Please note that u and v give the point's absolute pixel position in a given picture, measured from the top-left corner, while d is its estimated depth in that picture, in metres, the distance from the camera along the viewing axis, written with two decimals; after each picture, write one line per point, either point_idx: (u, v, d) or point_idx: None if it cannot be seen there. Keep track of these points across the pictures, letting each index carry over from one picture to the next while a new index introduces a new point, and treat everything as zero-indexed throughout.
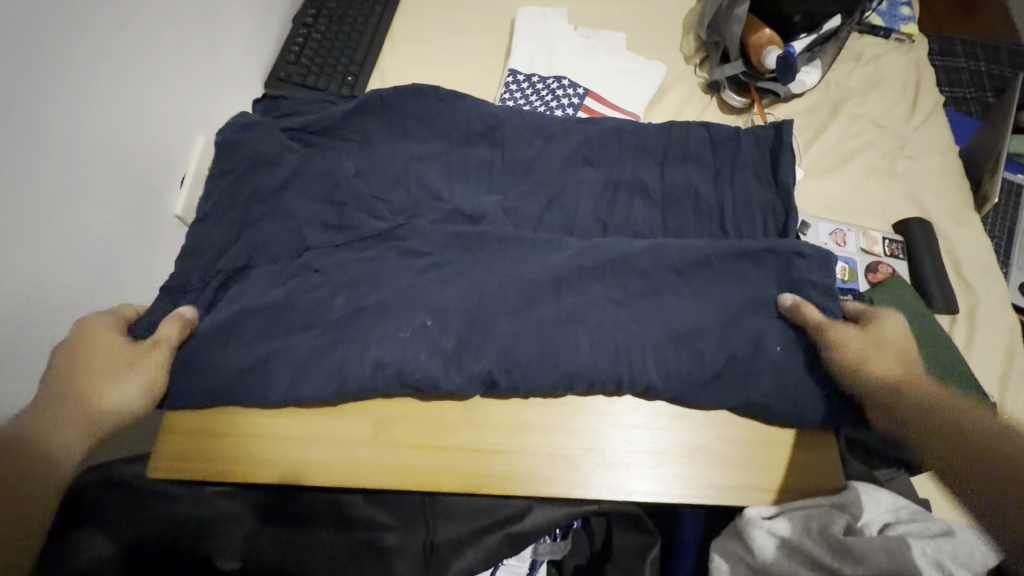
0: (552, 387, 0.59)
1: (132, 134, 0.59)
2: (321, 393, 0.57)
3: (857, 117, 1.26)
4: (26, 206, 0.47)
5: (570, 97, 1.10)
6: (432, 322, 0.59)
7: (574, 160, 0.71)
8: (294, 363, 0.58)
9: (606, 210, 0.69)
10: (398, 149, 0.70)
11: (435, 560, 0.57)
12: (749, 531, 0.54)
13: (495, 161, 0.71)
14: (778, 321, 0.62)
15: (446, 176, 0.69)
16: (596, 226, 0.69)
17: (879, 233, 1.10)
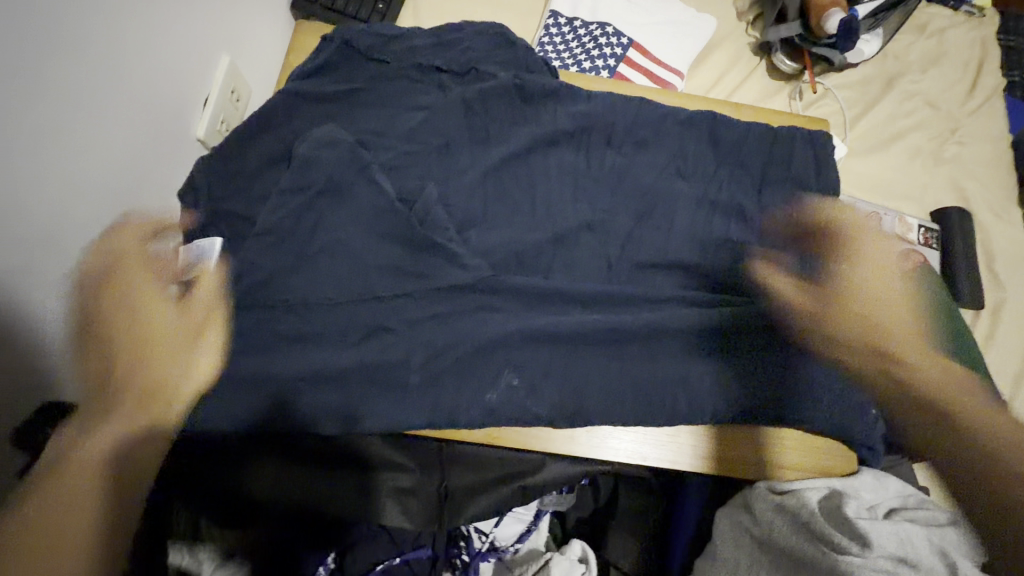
0: (579, 351, 0.57)
1: (155, 45, 0.55)
2: (344, 335, 0.56)
3: (911, 95, 1.19)
4: (48, 117, 0.44)
5: (613, 46, 1.03)
6: (462, 272, 0.58)
7: (619, 116, 0.68)
8: (317, 303, 0.57)
9: (647, 173, 0.66)
10: (435, 89, 0.67)
11: (449, 502, 0.59)
12: (758, 503, 0.56)
13: (537, 110, 0.67)
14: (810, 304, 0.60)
15: (483, 120, 0.65)
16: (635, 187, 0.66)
17: (915, 220, 1.07)
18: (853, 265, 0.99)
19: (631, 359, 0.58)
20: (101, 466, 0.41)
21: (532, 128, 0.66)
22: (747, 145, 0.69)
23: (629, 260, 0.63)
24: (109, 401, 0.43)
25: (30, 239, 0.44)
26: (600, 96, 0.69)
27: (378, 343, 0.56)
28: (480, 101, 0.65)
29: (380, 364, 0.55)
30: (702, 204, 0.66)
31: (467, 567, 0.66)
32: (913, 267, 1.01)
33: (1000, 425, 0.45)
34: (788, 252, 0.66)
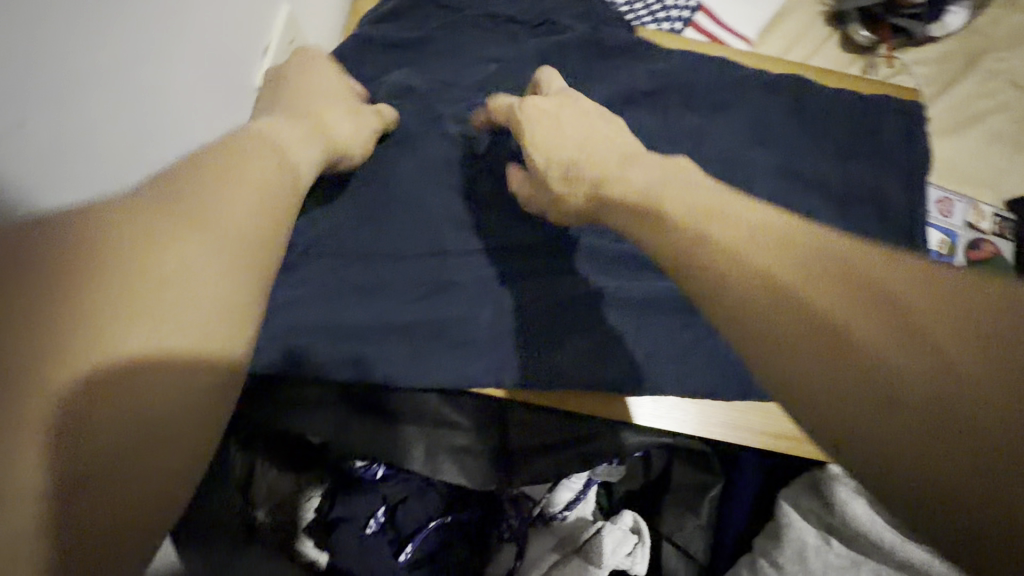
0: (646, 319, 0.56)
1: None
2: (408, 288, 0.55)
3: (996, 74, 1.11)
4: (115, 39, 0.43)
5: (680, 9, 0.98)
6: (530, 235, 0.59)
7: (698, 76, 0.64)
8: (383, 255, 0.56)
9: (726, 136, 0.63)
10: (507, 42, 0.64)
11: (506, 463, 0.59)
12: (833, 488, 0.53)
13: (612, 66, 0.64)
14: None
15: (557, 75, 0.62)
16: (712, 151, 0.62)
17: (990, 209, 1.00)
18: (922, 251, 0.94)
19: (701, 327, 0.56)
20: (147, 374, 0.30)
21: (606, 85, 0.63)
22: (834, 112, 0.65)
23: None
24: (169, 274, 0.33)
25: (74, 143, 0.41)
26: (679, 54, 0.65)
27: (443, 299, 0.55)
28: (555, 54, 0.63)
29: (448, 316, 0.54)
30: (782, 173, 0.62)
31: (515, 531, 0.67)
32: (989, 256, 0.95)
33: (874, 322, 0.30)
34: (874, 227, 0.62)
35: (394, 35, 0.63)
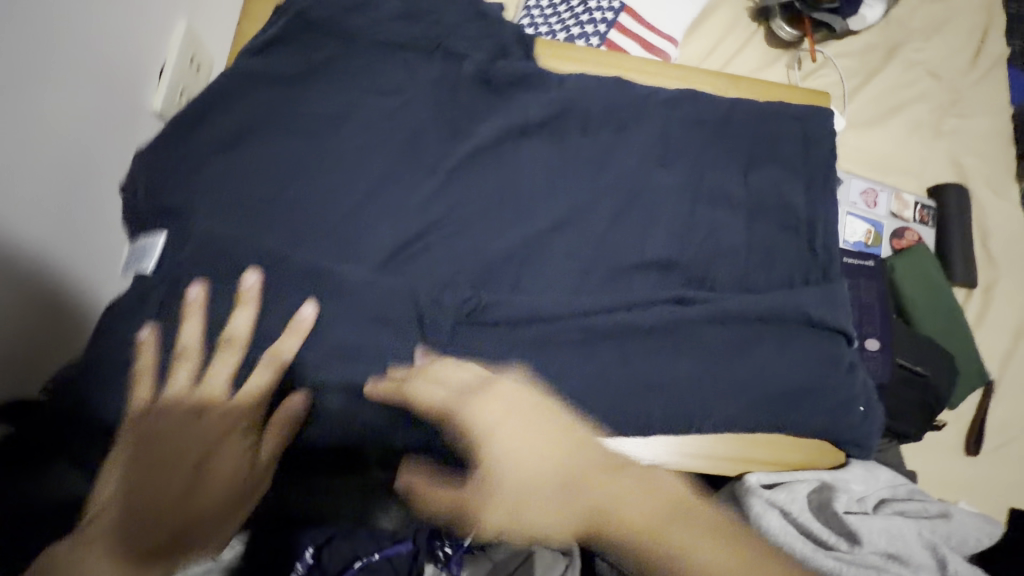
0: (563, 355, 0.57)
1: (114, 71, 0.53)
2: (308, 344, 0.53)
3: (913, 63, 1.14)
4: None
5: (603, 12, 0.97)
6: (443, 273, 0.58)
7: (595, 102, 0.66)
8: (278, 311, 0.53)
9: (627, 162, 0.64)
10: (408, 73, 0.64)
11: (426, 504, 0.57)
12: (748, 498, 0.54)
13: (507, 99, 0.65)
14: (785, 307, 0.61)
15: (453, 114, 0.63)
16: (617, 179, 0.64)
17: (913, 197, 1.05)
18: (846, 244, 0.99)
19: (604, 349, 0.58)
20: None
21: (502, 118, 0.64)
22: (731, 135, 0.67)
23: (611, 258, 0.61)
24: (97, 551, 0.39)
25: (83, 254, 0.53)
26: (578, 82, 0.67)
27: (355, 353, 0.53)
28: (449, 89, 0.64)
29: (350, 373, 0.53)
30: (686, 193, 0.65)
31: (447, 561, 0.63)
32: (908, 245, 1.01)
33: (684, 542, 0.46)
34: (772, 244, 0.64)
35: (291, 76, 0.62)
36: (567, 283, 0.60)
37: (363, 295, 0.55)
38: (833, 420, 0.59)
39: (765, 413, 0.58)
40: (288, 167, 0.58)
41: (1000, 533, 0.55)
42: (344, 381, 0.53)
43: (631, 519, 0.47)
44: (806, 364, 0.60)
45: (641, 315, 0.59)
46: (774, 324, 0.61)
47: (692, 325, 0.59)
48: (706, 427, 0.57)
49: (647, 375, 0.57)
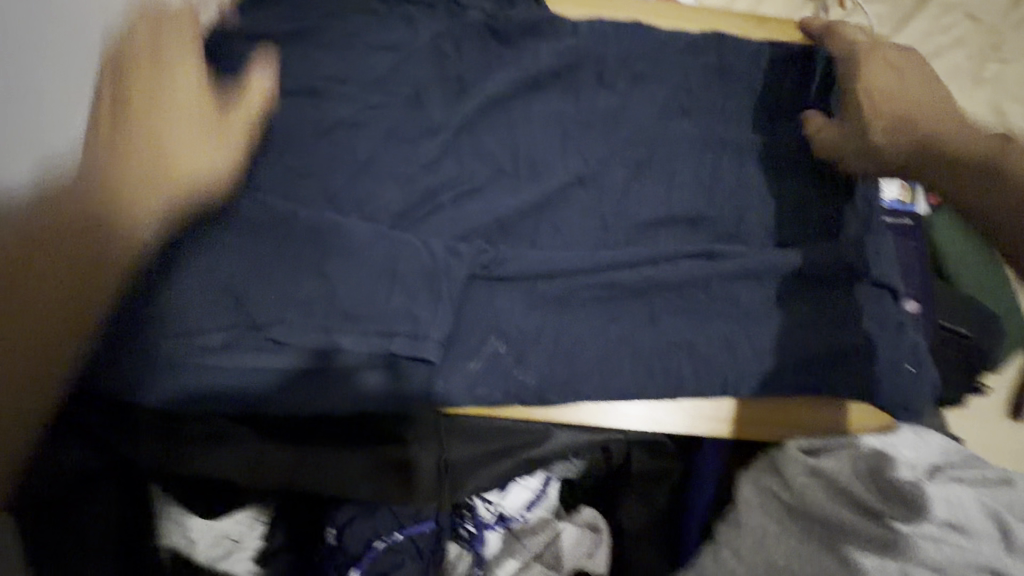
0: (588, 322, 0.55)
1: None
2: (314, 319, 0.49)
3: (950, 6, 1.06)
4: None
5: None
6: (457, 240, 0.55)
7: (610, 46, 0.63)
8: (278, 283, 0.50)
9: (642, 117, 0.61)
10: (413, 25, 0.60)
11: (450, 477, 0.55)
12: (788, 466, 0.52)
13: (514, 51, 0.61)
14: (820, 264, 0.58)
15: (457, 69, 0.60)
16: (634, 137, 0.61)
17: None
18: (884, 200, 0.90)
19: (627, 318, 0.55)
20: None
21: (510, 71, 0.60)
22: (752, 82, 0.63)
23: (629, 218, 0.59)
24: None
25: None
26: (592, 31, 0.63)
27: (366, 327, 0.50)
28: (452, 44, 0.60)
29: (363, 348, 0.50)
30: (708, 150, 0.61)
31: (470, 539, 0.60)
32: (948, 201, 0.94)
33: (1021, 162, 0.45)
34: (804, 198, 0.61)
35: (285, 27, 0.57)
36: (582, 247, 0.57)
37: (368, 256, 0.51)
38: (879, 383, 0.56)
39: (801, 374, 0.55)
40: (294, 128, 0.55)
41: None
42: (361, 353, 0.50)
43: (979, 195, 0.46)
44: (844, 324, 0.56)
45: (666, 275, 0.56)
46: (806, 283, 0.58)
47: (720, 288, 0.57)
48: (739, 391, 0.55)
49: (678, 339, 0.55)
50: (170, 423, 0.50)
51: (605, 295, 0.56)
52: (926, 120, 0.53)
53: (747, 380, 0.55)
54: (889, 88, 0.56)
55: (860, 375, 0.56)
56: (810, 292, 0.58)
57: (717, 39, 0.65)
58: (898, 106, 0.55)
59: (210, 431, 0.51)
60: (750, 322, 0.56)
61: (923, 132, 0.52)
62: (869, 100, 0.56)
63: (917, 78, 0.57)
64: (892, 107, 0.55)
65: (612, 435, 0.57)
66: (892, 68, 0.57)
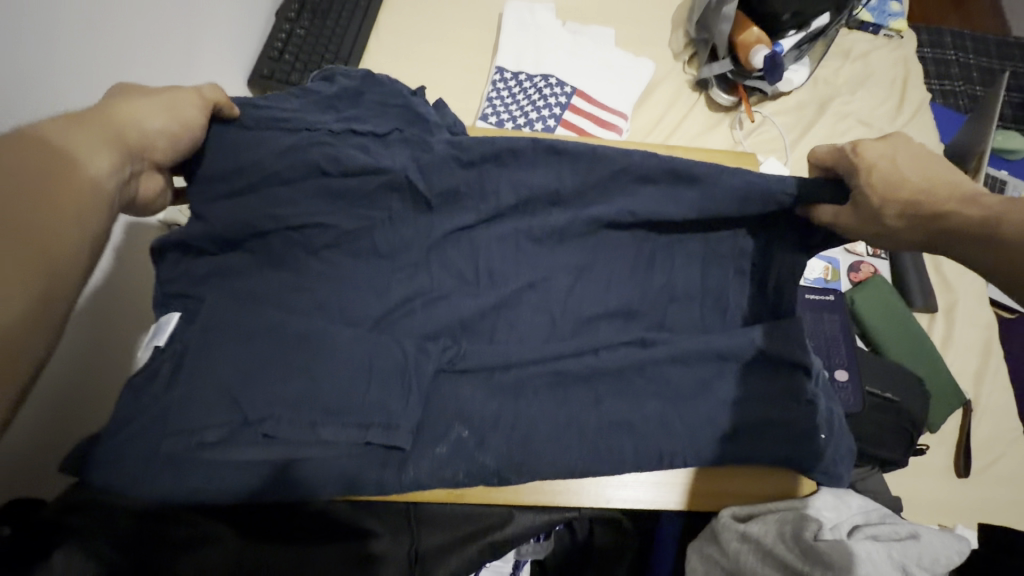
0: (543, 409, 0.62)
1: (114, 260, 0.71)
2: (296, 421, 0.56)
3: (844, 115, 1.26)
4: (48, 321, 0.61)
5: (557, 96, 1.12)
6: (425, 342, 0.63)
7: (565, 181, 0.66)
8: (266, 388, 0.57)
9: None
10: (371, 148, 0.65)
11: (420, 566, 0.59)
12: (724, 534, 0.59)
13: None
14: (750, 339, 0.65)
15: (427, 194, 0.66)
16: (581, 243, 0.70)
17: None
18: (806, 280, 1.07)
19: (575, 403, 0.63)
20: None
21: (467, 195, 0.67)
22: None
23: (573, 314, 0.69)
24: None
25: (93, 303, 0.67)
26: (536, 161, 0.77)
27: (342, 426, 0.56)
28: (419, 174, 0.65)
29: (344, 442, 0.56)
30: (648, 253, 0.69)
31: None
32: (865, 277, 1.09)
33: None
34: (731, 287, 0.69)
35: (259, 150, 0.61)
36: (532, 342, 0.67)
37: (344, 359, 0.59)
38: (800, 450, 0.63)
39: (731, 445, 0.63)
40: (279, 251, 0.63)
41: (971, 551, 0.56)
42: (338, 447, 0.57)
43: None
44: (765, 397, 0.65)
45: (605, 363, 0.65)
46: (731, 362, 0.66)
47: (656, 371, 0.65)
48: (676, 461, 0.62)
49: (620, 419, 0.62)
50: (163, 520, 0.54)
51: (558, 382, 0.64)
52: (950, 199, 0.48)
53: (683, 452, 0.62)
54: (906, 178, 0.51)
55: (784, 445, 0.63)
56: (736, 370, 0.66)
57: None
58: (913, 185, 0.51)
59: (200, 533, 0.55)
60: (684, 398, 0.64)
61: (939, 216, 0.49)
62: (881, 186, 0.52)
63: (920, 150, 0.53)
64: (911, 188, 0.50)
65: (568, 514, 0.63)
66: (900, 148, 0.53)
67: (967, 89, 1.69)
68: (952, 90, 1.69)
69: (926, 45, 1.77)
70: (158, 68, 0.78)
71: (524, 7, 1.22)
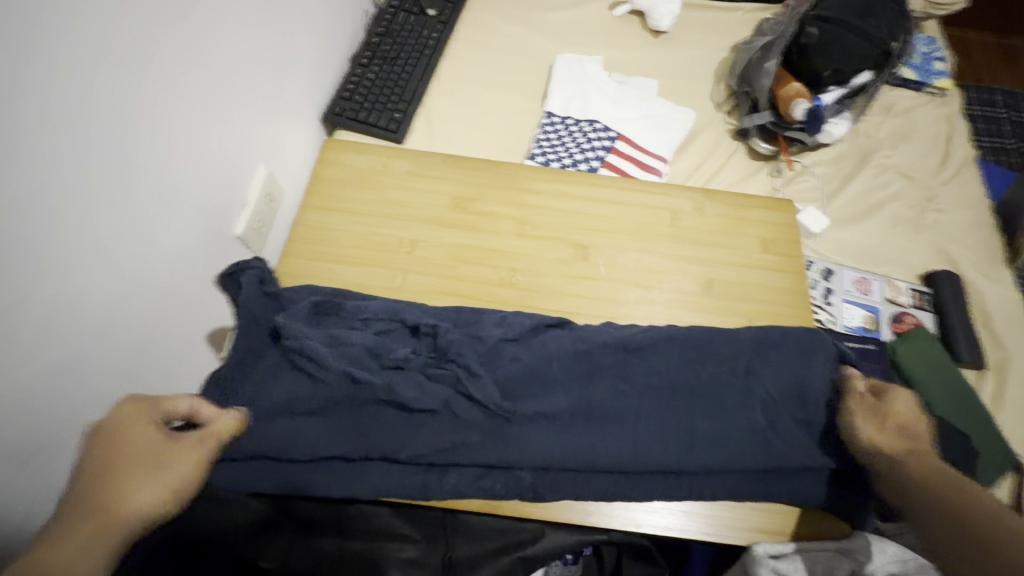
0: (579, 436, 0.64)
1: (170, 241, 0.75)
2: (344, 429, 0.61)
3: (886, 168, 1.28)
4: (113, 291, 0.66)
5: (602, 140, 1.19)
6: None
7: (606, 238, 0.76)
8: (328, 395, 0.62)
9: (624, 264, 0.78)
10: (441, 201, 0.82)
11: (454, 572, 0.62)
12: (755, 567, 0.59)
13: (521, 214, 0.81)
14: (787, 381, 0.66)
15: None
16: (619, 283, 0.76)
17: (905, 284, 1.14)
18: (845, 328, 1.08)
19: None
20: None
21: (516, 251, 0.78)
22: (709, 236, 0.80)
23: None
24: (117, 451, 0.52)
25: (116, 314, 0.67)
26: (580, 198, 0.83)
27: (388, 434, 0.61)
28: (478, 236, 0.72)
29: (388, 447, 0.61)
30: (676, 297, 0.76)
31: None
32: (908, 328, 1.08)
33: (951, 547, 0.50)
34: (770, 328, 0.70)
35: (358, 221, 0.79)
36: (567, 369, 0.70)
37: (386, 372, 0.63)
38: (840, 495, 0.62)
39: (766, 485, 0.62)
40: None
41: None
42: (384, 452, 0.60)
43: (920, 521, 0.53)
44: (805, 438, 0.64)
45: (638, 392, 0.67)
46: (775, 398, 0.65)
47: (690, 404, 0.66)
48: (708, 497, 0.62)
49: None
50: (211, 510, 0.57)
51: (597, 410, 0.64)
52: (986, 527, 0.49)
53: (717, 487, 0.62)
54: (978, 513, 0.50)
55: (821, 491, 0.62)
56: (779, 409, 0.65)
57: (679, 202, 0.83)
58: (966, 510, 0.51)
59: (239, 524, 0.57)
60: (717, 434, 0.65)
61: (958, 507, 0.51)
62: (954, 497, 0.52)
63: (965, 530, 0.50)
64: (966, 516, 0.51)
65: (598, 535, 0.64)
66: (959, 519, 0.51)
67: (1019, 147, 1.68)
68: (1004, 147, 1.68)
69: (975, 103, 1.78)
70: (222, 66, 0.80)
71: (573, 59, 1.31)
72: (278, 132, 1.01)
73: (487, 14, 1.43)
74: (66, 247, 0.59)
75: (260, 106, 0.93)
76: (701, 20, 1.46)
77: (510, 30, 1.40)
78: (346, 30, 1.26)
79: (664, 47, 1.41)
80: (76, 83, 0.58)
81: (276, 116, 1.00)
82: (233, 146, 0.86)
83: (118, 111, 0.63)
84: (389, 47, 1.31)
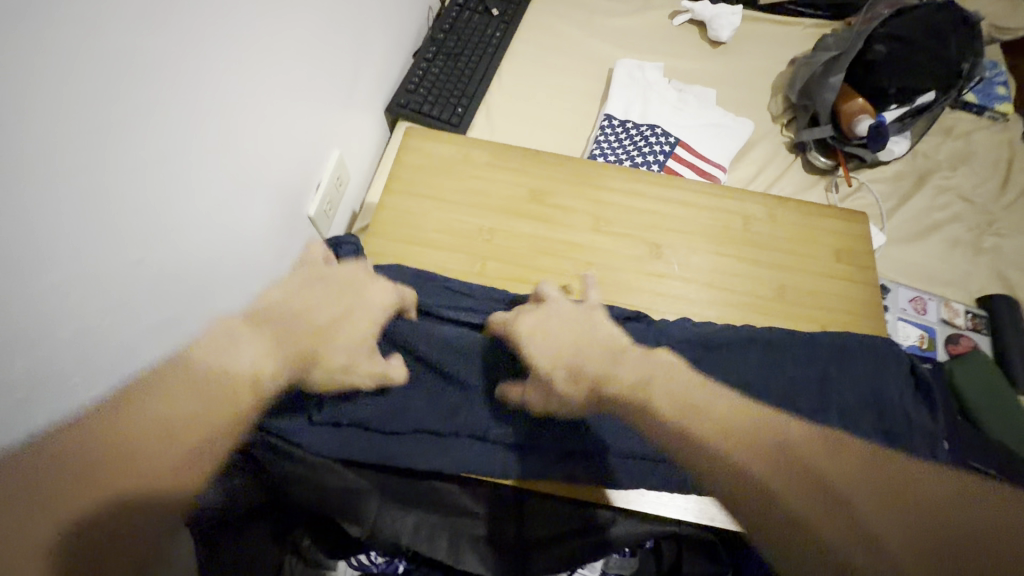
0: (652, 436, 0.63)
1: (256, 214, 0.74)
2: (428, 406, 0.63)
3: (944, 190, 1.27)
4: (208, 262, 0.65)
5: (661, 144, 1.19)
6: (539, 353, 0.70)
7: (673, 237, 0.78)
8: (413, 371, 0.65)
9: (696, 265, 0.79)
10: (517, 194, 0.83)
11: (523, 554, 0.63)
12: None
13: (595, 210, 0.82)
14: (862, 389, 0.66)
15: None
16: (691, 283, 0.77)
17: (961, 306, 1.13)
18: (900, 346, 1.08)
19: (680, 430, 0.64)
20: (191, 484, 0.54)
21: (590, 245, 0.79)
22: (780, 243, 0.81)
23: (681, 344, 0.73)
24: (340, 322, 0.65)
25: (211, 284, 0.66)
26: (652, 198, 0.84)
27: (470, 413, 0.63)
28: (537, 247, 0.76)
29: (469, 426, 0.62)
30: (748, 300, 0.76)
31: None
32: (964, 351, 1.07)
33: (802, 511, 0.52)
34: (846, 336, 0.71)
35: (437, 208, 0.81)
36: None
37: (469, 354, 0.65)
38: None
39: None
40: None
41: None
42: (468, 429, 0.62)
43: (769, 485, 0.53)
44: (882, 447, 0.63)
45: None
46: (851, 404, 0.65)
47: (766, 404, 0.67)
48: None
49: None
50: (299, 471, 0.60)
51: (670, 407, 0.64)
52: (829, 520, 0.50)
53: None
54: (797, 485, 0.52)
55: None
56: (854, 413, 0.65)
57: (751, 208, 0.84)
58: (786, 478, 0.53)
59: (324, 485, 0.60)
60: None
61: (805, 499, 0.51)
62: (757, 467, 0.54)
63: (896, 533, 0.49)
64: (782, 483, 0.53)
65: (667, 526, 0.63)
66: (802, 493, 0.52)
67: None
68: None
69: None
70: (310, 42, 0.80)
71: (634, 64, 1.33)
72: (350, 119, 1.04)
73: (549, 16, 1.45)
74: (175, 215, 0.58)
75: (335, 87, 0.95)
76: (761, 33, 1.46)
77: (571, 33, 1.43)
78: (413, 24, 1.30)
79: (723, 58, 1.42)
80: (192, 47, 0.56)
81: (350, 103, 1.03)
82: (312, 124, 0.87)
83: (223, 76, 0.61)
84: (453, 44, 1.34)
